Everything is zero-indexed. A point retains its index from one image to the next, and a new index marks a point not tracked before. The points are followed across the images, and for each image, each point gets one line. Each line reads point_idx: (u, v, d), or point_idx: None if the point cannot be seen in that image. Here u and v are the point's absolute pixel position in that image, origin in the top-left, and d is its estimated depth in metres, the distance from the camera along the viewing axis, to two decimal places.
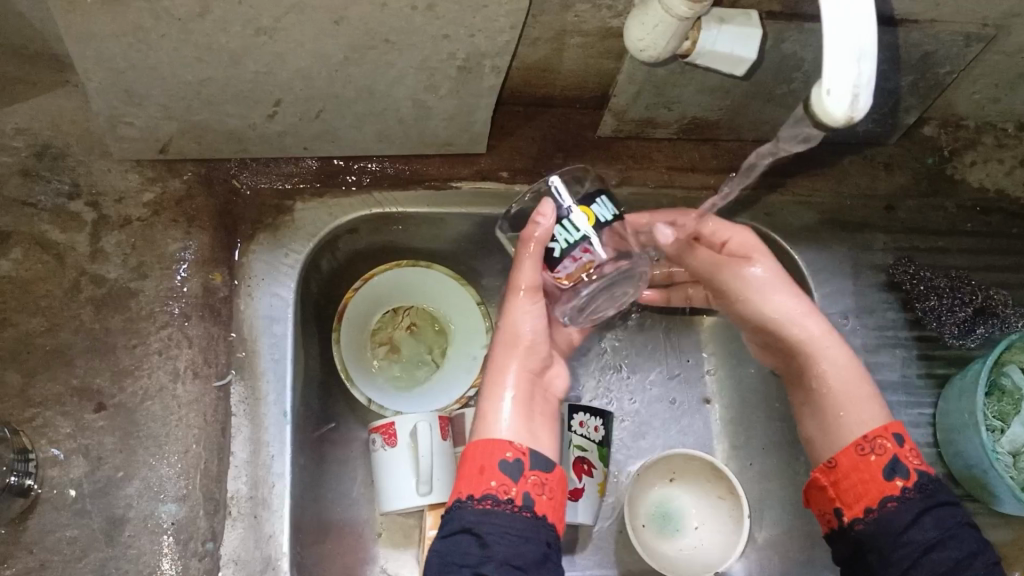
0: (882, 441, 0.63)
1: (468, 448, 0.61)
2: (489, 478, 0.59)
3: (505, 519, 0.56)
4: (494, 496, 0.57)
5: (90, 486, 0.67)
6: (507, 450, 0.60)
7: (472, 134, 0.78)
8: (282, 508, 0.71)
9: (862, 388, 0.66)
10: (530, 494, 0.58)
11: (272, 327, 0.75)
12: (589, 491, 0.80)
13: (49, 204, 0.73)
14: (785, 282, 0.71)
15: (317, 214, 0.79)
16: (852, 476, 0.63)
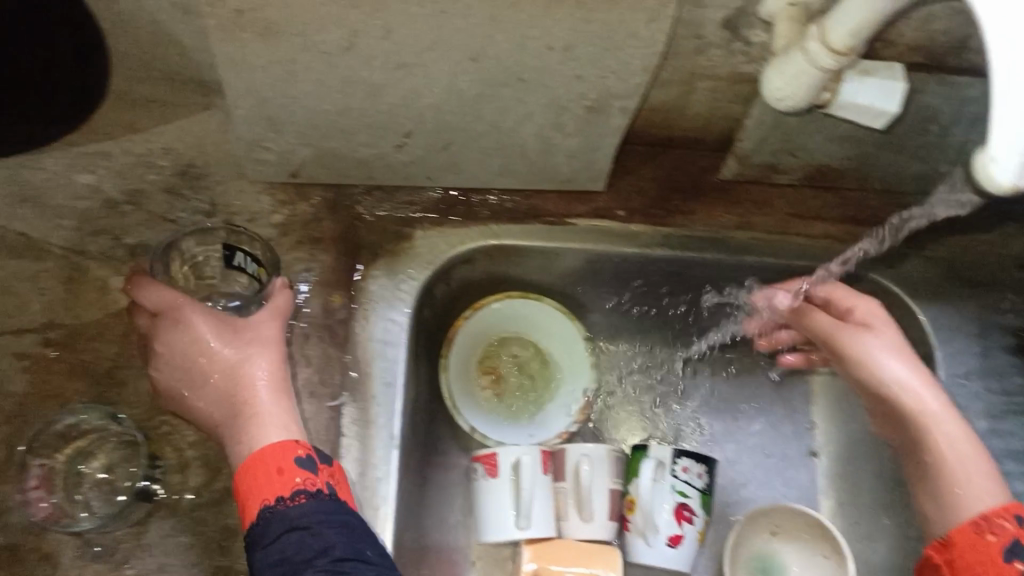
0: (1002, 521, 0.61)
1: (257, 453, 0.63)
2: (291, 478, 0.61)
3: (313, 512, 0.60)
4: (302, 490, 0.61)
5: (208, 495, 0.70)
6: (298, 447, 0.63)
7: (592, 172, 0.79)
8: (385, 531, 0.70)
9: (979, 465, 0.65)
10: (331, 485, 0.62)
11: (386, 351, 0.76)
12: (688, 537, 0.79)
13: (187, 221, 0.78)
14: (906, 354, 0.71)
15: (435, 242, 0.80)
16: (969, 555, 0.60)
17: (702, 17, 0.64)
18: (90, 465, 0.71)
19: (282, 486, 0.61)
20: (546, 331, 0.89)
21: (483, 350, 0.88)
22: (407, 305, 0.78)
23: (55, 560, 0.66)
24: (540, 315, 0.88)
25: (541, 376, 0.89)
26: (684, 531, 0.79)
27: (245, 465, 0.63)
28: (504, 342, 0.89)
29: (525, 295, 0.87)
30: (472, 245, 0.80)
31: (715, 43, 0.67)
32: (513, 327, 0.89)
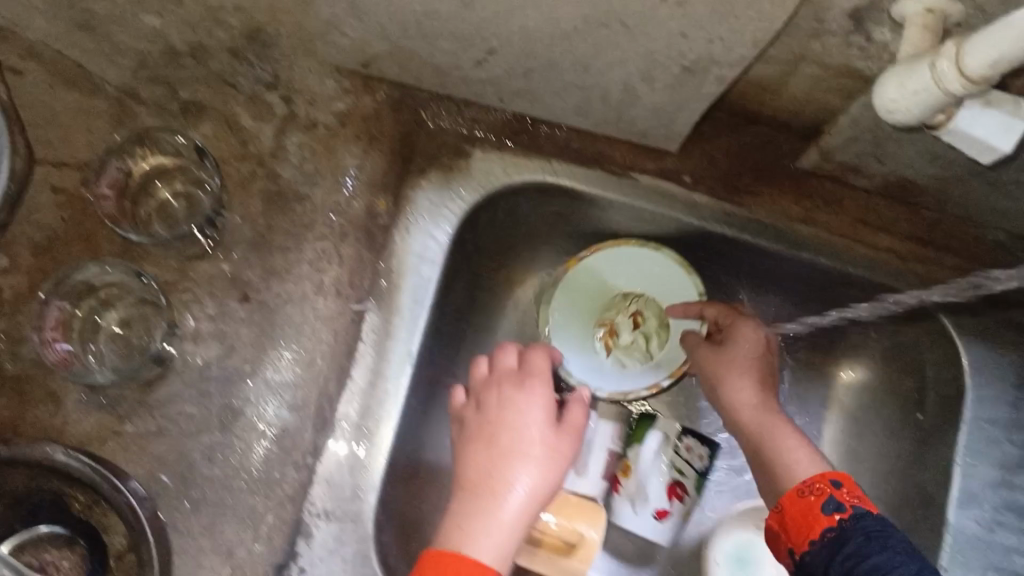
0: (819, 484, 0.62)
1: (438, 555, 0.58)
2: None
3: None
4: None
5: (218, 370, 0.70)
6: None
7: (668, 131, 0.75)
8: (384, 444, 0.71)
9: None
10: None
11: (421, 268, 0.74)
12: (675, 513, 0.79)
13: (247, 89, 0.76)
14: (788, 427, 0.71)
15: (493, 167, 0.77)
16: (798, 514, 0.61)
17: (828, 3, 0.59)
18: (109, 317, 0.71)
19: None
20: (661, 284, 0.84)
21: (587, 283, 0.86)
22: (452, 224, 0.75)
23: (61, 401, 0.69)
24: (658, 267, 0.83)
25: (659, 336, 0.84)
26: (673, 508, 0.79)
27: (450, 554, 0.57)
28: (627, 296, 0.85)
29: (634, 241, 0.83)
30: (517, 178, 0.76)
31: (832, 31, 0.63)
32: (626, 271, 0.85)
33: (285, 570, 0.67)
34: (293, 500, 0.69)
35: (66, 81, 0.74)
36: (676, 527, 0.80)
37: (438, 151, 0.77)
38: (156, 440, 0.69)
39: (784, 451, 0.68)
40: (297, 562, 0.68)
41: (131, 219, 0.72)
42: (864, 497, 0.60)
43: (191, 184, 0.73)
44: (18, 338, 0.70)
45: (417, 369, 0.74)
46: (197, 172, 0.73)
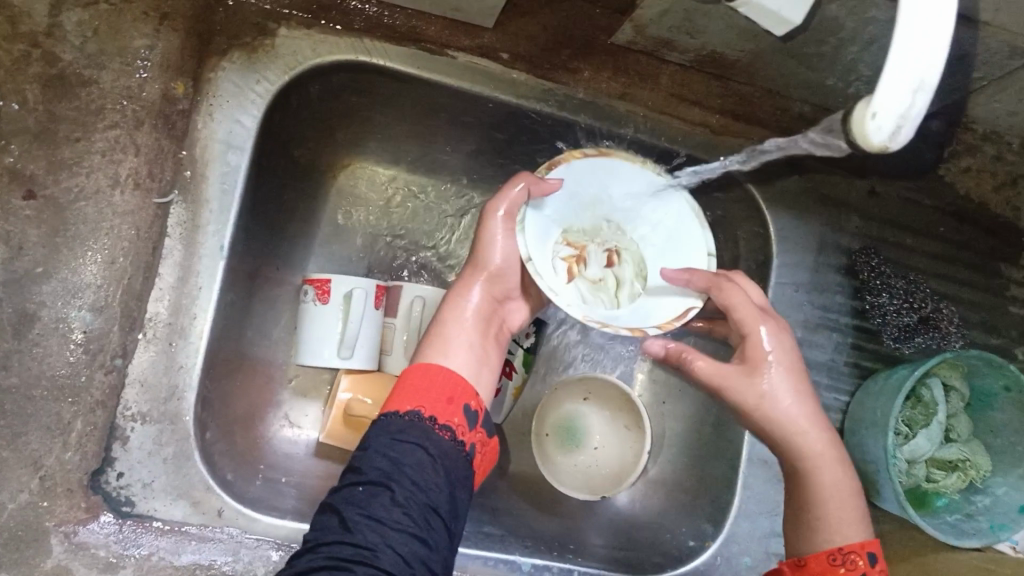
0: (855, 557, 0.60)
1: (414, 372, 0.58)
2: (452, 413, 0.56)
3: (442, 444, 0.53)
4: (451, 430, 0.55)
5: (5, 274, 0.64)
6: (470, 398, 0.58)
7: (483, 6, 0.72)
8: (199, 341, 0.70)
9: (844, 502, 0.62)
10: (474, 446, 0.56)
11: (227, 156, 0.71)
12: (504, 391, 0.81)
13: None
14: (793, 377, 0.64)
15: (300, 46, 0.73)
16: (817, 571, 0.61)
17: None
18: None
19: (445, 412, 0.55)
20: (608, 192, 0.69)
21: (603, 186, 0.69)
22: (259, 108, 0.72)
23: None
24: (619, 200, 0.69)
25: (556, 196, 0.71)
26: (503, 387, 0.80)
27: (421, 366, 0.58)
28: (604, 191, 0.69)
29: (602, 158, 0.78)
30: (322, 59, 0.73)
31: None
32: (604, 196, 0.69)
33: (101, 476, 0.66)
34: (104, 404, 0.66)
35: None
36: (507, 402, 0.82)
37: (241, 29, 0.72)
38: None
39: (824, 469, 0.63)
40: (114, 467, 0.66)
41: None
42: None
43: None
44: None
45: (230, 263, 0.72)
46: None
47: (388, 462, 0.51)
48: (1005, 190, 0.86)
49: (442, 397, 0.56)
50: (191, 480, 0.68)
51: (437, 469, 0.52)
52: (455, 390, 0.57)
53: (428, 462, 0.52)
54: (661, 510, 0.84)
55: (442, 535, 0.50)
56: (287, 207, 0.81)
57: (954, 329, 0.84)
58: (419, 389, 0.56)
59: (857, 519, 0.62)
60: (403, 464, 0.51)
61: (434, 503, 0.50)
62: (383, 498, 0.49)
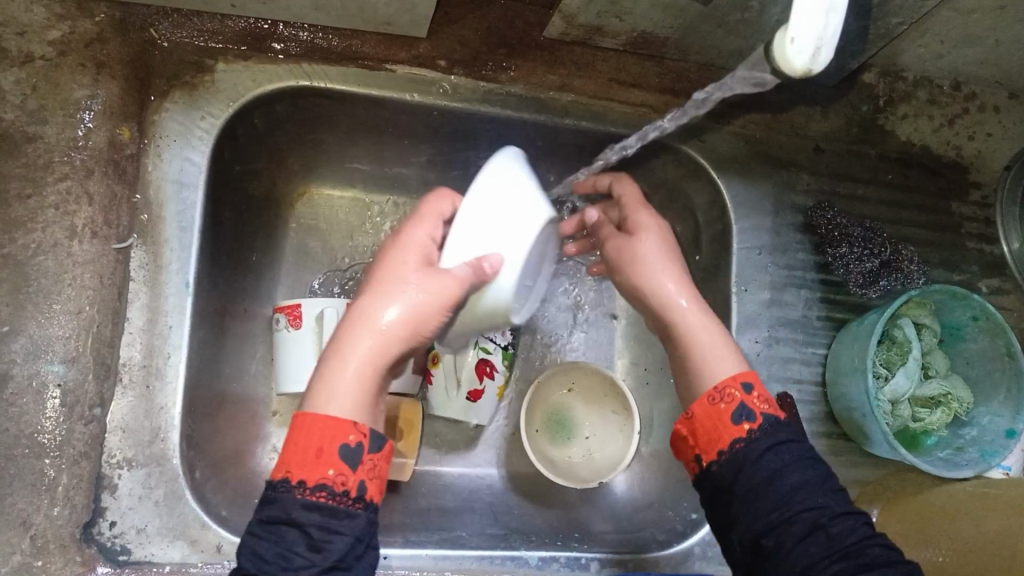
0: (731, 388, 0.60)
1: (302, 420, 0.51)
2: (327, 464, 0.50)
3: (314, 511, 0.49)
4: (329, 487, 0.50)
5: None
6: (348, 432, 0.51)
7: (412, 16, 0.74)
8: (176, 380, 0.69)
9: (720, 344, 0.63)
10: (365, 483, 0.51)
11: (183, 194, 0.72)
12: (488, 390, 0.82)
13: None
14: (670, 257, 0.68)
15: (239, 78, 0.74)
16: (707, 424, 0.60)
17: None
18: None
19: (314, 473, 0.50)
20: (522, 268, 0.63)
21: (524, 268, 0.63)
22: (206, 143, 0.73)
23: None
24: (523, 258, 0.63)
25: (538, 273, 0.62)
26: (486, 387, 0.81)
27: (294, 423, 0.52)
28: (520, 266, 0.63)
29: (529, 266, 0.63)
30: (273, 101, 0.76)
31: None
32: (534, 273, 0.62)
33: (93, 527, 0.65)
34: (88, 455, 0.66)
35: None
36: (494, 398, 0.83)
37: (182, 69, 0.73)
38: None
39: (693, 320, 0.65)
40: (105, 516, 0.66)
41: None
42: (770, 400, 0.60)
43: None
44: None
45: (198, 298, 0.72)
46: None
47: (277, 525, 0.49)
48: (945, 130, 0.89)
49: (307, 456, 0.50)
50: (185, 518, 0.68)
51: (313, 543, 0.48)
52: (324, 439, 0.50)
53: (303, 538, 0.48)
54: (660, 486, 0.84)
55: (342, 570, 0.48)
56: (247, 239, 0.81)
57: (916, 267, 0.86)
58: (293, 449, 0.51)
59: (725, 347, 0.63)
60: (274, 541, 0.48)
61: (326, 550, 0.48)
62: (289, 542, 0.48)
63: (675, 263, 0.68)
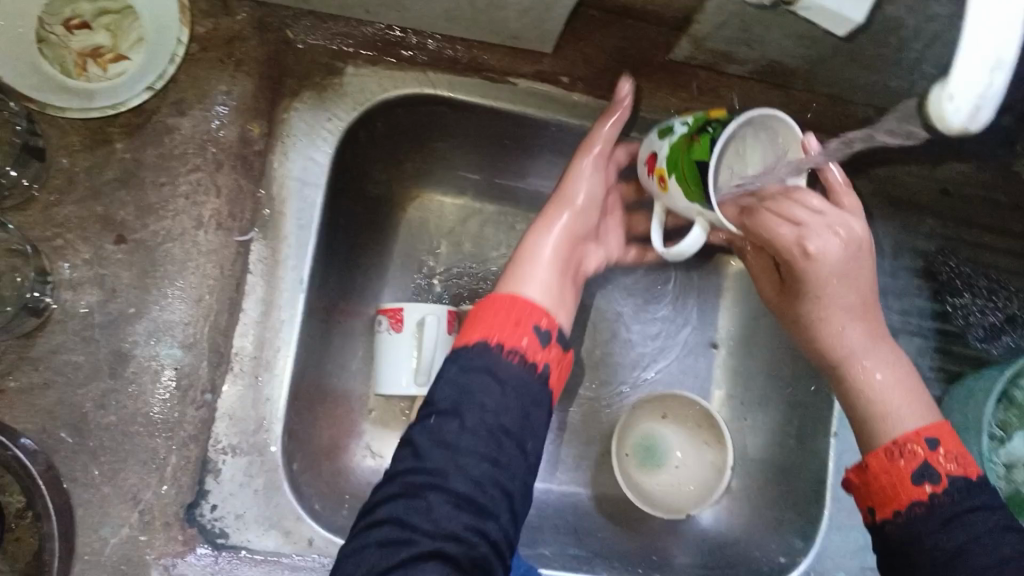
0: (914, 445, 0.61)
1: (494, 300, 0.63)
2: (526, 327, 0.62)
3: (510, 364, 0.58)
4: (522, 351, 0.60)
5: (104, 315, 0.68)
6: (541, 318, 0.63)
7: (543, 32, 0.74)
8: (284, 374, 0.71)
9: (917, 393, 0.65)
10: (550, 366, 0.60)
11: (303, 192, 0.73)
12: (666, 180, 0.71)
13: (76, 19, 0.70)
14: (865, 312, 0.68)
15: (367, 83, 0.75)
16: (884, 478, 0.61)
17: None
18: None
19: (520, 335, 0.60)
20: (160, 36, 0.70)
21: (89, 43, 0.70)
22: (330, 144, 0.74)
23: None
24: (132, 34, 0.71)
25: (58, 22, 0.70)
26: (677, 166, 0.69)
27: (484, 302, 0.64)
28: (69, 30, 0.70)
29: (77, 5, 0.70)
30: (144, 81, 0.70)
31: None
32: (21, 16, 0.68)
33: (196, 508, 0.67)
34: (197, 439, 0.68)
35: None
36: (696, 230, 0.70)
37: (128, 25, 0.71)
38: (42, 393, 0.66)
39: (860, 365, 0.67)
40: (207, 499, 0.68)
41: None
42: (959, 458, 0.60)
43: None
44: None
45: (310, 296, 0.74)
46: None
47: (454, 390, 0.57)
48: None
49: (509, 324, 0.61)
50: (281, 510, 0.69)
51: (506, 390, 0.57)
52: (521, 312, 0.62)
53: (495, 382, 0.57)
54: (747, 526, 0.84)
55: (519, 453, 0.55)
56: (360, 239, 0.83)
57: None
58: (486, 320, 0.62)
59: (923, 408, 0.64)
60: (471, 391, 0.57)
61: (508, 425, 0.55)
62: (417, 506, 0.52)
63: (868, 320, 0.68)
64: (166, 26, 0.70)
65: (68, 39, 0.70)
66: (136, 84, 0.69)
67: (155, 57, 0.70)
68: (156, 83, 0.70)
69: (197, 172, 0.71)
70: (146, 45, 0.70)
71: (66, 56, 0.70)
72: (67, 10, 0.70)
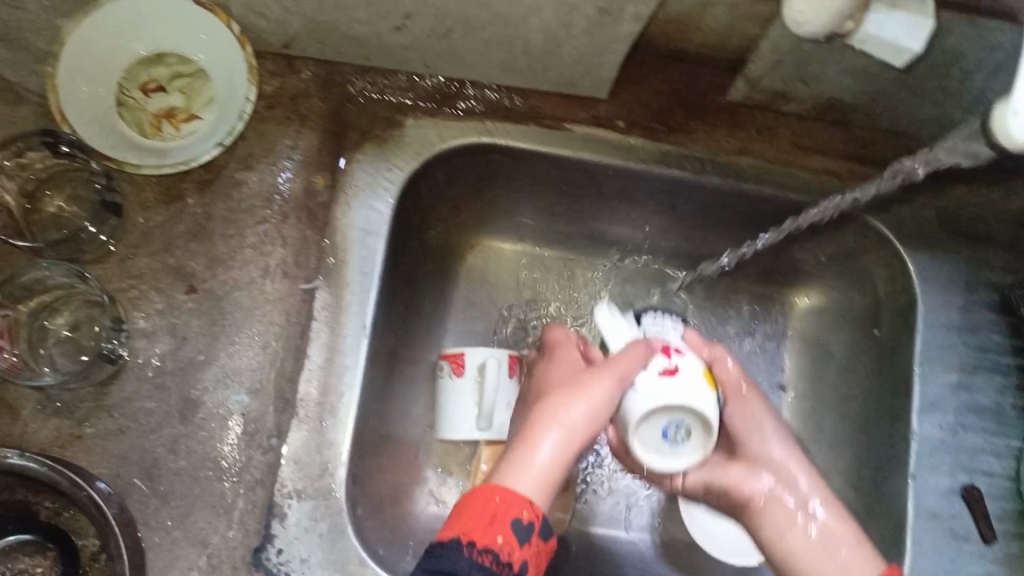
0: None
1: (482, 490, 0.55)
2: (499, 531, 0.53)
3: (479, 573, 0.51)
4: (494, 553, 0.52)
5: (174, 362, 0.70)
6: (523, 509, 0.55)
7: (597, 78, 0.76)
8: (348, 417, 0.71)
9: (850, 533, 0.68)
10: (525, 565, 0.53)
11: (366, 241, 0.75)
12: (687, 371, 0.64)
13: (153, 82, 0.73)
14: (839, 514, 0.70)
15: (427, 133, 0.77)
16: None
17: None
18: (59, 322, 0.70)
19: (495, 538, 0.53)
20: (229, 98, 0.73)
21: (162, 103, 0.74)
22: (391, 195, 0.76)
23: (17, 411, 0.67)
24: (206, 96, 0.74)
25: (139, 85, 0.73)
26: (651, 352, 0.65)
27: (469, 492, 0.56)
28: (146, 94, 0.73)
29: (154, 67, 0.74)
30: (215, 139, 0.72)
31: None
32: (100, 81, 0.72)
33: (262, 552, 0.67)
34: (263, 483, 0.69)
35: None
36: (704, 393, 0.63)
37: (200, 86, 0.74)
38: (117, 440, 0.68)
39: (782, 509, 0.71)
40: (273, 543, 0.68)
41: (21, 226, 0.71)
42: None
43: (84, 186, 0.72)
44: None
45: (374, 341, 0.74)
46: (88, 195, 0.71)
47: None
48: None
49: (483, 520, 0.53)
50: (346, 553, 0.68)
51: None
52: (498, 506, 0.54)
53: None
54: None
55: None
56: (420, 287, 0.84)
57: None
58: (464, 514, 0.54)
59: (867, 559, 0.66)
60: None
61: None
62: None
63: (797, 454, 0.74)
64: (235, 85, 0.73)
65: (144, 101, 0.73)
66: (203, 144, 0.72)
67: (222, 119, 0.73)
68: (226, 139, 0.73)
69: (266, 222, 0.74)
70: (216, 105, 0.74)
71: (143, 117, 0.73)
72: (143, 74, 0.73)
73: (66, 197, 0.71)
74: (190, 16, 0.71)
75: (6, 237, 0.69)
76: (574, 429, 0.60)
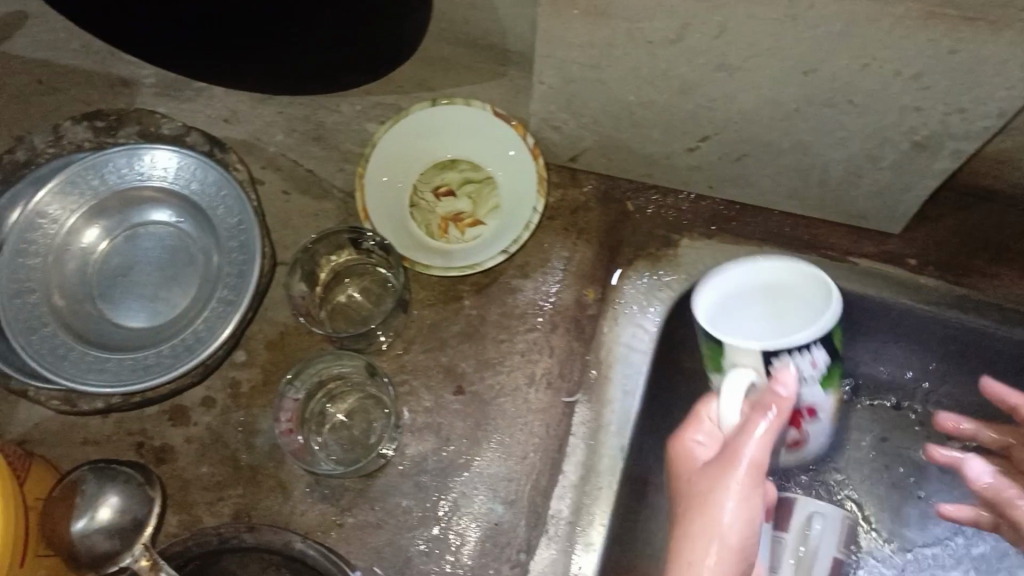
0: None
1: None
2: None
3: None
4: None
5: (436, 460, 0.70)
6: None
7: (893, 214, 0.72)
8: (598, 545, 0.64)
9: None
10: None
11: (631, 359, 0.70)
12: None
13: (443, 186, 0.77)
14: None
15: (701, 256, 0.74)
16: None
17: None
18: (338, 407, 0.72)
19: None
20: (516, 207, 0.75)
21: (449, 208, 0.76)
22: (659, 313, 0.72)
23: (288, 490, 0.69)
24: (491, 203, 0.76)
25: (427, 189, 0.77)
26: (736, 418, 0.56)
27: None
28: (435, 197, 0.77)
29: (443, 172, 0.77)
30: (500, 246, 0.74)
31: None
32: (396, 183, 0.76)
33: None
34: None
35: (294, 185, 0.78)
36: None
37: (488, 194, 0.76)
38: (375, 532, 0.68)
39: None
40: None
41: (319, 311, 0.74)
42: None
43: (377, 281, 0.75)
44: (250, 428, 0.70)
45: (631, 467, 0.68)
46: (382, 290, 0.74)
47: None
48: None
49: None
50: None
51: None
52: None
53: None
54: None
55: None
56: None
57: None
58: None
59: None
60: None
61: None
62: None
63: None
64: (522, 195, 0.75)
65: (434, 205, 0.77)
66: (486, 250, 0.74)
67: (507, 227, 0.74)
68: (511, 246, 0.73)
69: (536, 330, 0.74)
70: (502, 214, 0.76)
71: (430, 221, 0.76)
72: (434, 178, 0.77)
73: (359, 289, 0.75)
74: (490, 126, 0.76)
75: (298, 314, 0.72)
76: (736, 525, 0.53)
